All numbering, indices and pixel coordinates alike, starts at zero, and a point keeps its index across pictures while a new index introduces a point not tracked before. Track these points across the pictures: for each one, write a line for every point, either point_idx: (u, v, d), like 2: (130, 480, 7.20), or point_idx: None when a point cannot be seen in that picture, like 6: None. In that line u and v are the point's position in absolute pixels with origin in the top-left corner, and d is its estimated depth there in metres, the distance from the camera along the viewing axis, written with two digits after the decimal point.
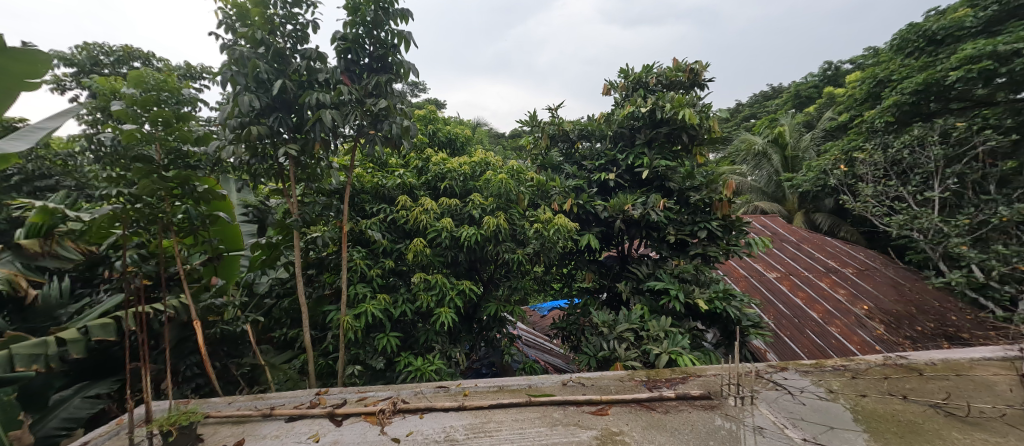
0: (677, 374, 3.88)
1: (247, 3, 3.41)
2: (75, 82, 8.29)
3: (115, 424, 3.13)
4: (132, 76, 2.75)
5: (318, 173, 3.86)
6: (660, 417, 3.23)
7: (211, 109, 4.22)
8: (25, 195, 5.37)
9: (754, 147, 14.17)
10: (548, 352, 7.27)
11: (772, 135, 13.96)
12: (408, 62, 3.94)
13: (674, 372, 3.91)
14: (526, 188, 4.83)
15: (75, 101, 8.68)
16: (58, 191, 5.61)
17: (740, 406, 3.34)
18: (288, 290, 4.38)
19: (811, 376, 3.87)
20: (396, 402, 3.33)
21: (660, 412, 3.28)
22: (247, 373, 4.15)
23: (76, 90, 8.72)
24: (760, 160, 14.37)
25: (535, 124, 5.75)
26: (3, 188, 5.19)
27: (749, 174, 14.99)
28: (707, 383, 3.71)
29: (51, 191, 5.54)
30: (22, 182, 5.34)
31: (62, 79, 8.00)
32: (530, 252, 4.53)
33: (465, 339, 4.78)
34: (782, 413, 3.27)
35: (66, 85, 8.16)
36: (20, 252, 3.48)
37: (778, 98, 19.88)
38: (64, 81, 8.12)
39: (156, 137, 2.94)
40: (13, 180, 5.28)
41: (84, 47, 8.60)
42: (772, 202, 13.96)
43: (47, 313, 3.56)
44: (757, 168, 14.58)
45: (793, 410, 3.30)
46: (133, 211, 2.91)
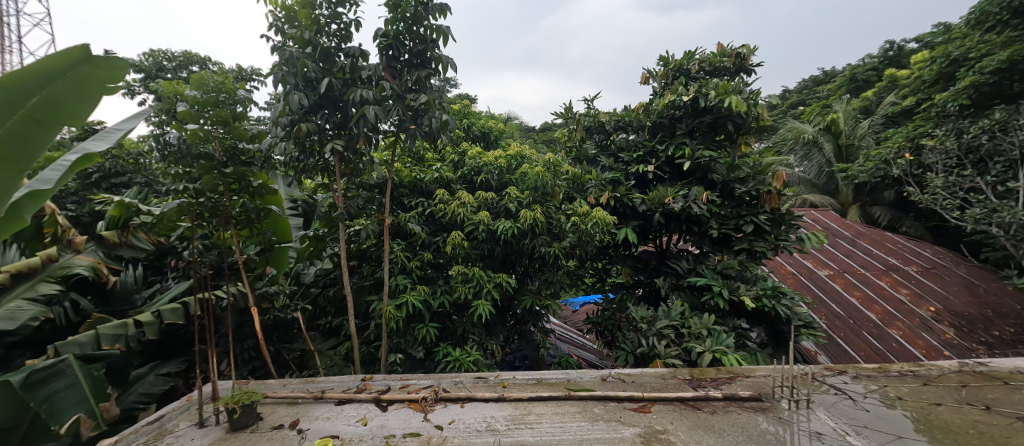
0: (723, 374, 3.80)
1: (295, 6, 3.54)
2: (144, 87, 8.97)
3: (185, 400, 3.42)
4: (193, 79, 2.93)
5: (360, 168, 3.94)
6: (707, 417, 3.15)
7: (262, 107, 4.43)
8: (102, 191, 5.85)
9: (803, 135, 13.39)
10: (582, 348, 7.01)
11: (824, 123, 13.04)
12: (445, 57, 3.98)
13: (720, 372, 3.83)
14: (562, 182, 4.78)
15: (142, 104, 9.37)
16: (131, 187, 6.06)
17: (794, 410, 3.20)
18: (332, 280, 4.54)
19: (875, 381, 3.64)
20: (438, 391, 3.45)
21: (706, 413, 3.21)
22: (297, 358, 4.35)
23: (143, 94, 9.42)
24: (810, 150, 13.55)
25: (571, 116, 5.53)
26: (85, 185, 5.65)
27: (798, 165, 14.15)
28: (756, 385, 3.60)
29: (124, 187, 6.00)
30: (101, 180, 5.81)
31: (132, 84, 8.65)
32: (566, 246, 4.47)
33: (501, 332, 4.76)
34: (843, 419, 3.09)
35: (135, 90, 8.83)
36: (102, 242, 3.80)
37: (831, 82, 18.61)
38: (134, 86, 8.79)
39: (215, 135, 3.14)
40: (92, 177, 5.75)
41: (151, 54, 9.34)
42: (823, 195, 13.21)
43: (125, 298, 3.83)
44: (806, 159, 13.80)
45: (855, 417, 3.12)
46: (196, 205, 3.12)
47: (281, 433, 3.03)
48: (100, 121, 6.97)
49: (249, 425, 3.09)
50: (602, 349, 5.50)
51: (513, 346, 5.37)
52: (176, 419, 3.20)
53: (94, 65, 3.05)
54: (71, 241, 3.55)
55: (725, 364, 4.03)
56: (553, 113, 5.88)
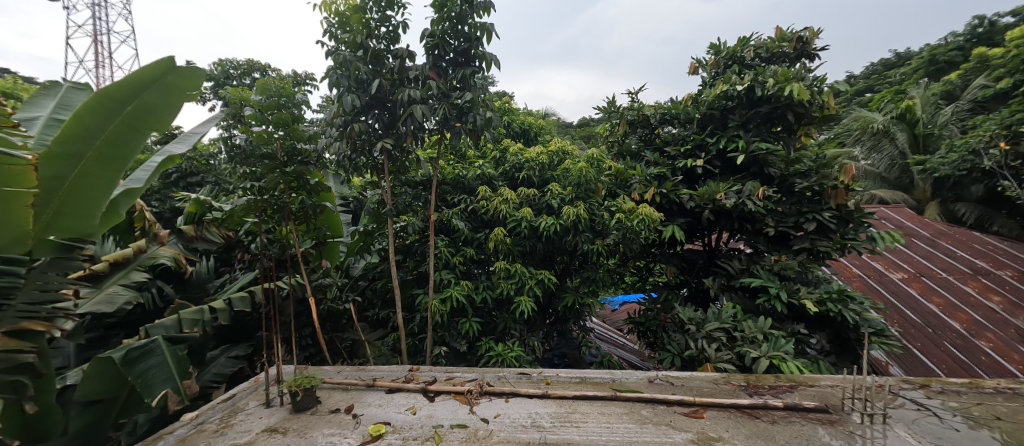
0: (783, 382, 3.64)
1: (347, 11, 3.68)
2: (214, 95, 9.79)
3: (253, 381, 3.74)
4: (259, 85, 3.20)
5: (406, 166, 4.05)
6: (767, 427, 3.00)
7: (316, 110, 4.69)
8: (180, 189, 6.44)
9: (872, 125, 12.10)
10: (623, 348, 6.72)
11: (898, 110, 11.52)
12: (490, 54, 3.99)
13: (779, 379, 3.69)
14: (606, 178, 4.67)
15: (212, 110, 10.23)
16: (203, 186, 6.62)
17: (867, 424, 2.97)
18: (379, 274, 4.71)
19: (966, 398, 3.29)
20: (483, 385, 3.56)
21: (765, 422, 3.06)
22: (348, 347, 4.57)
23: (213, 101, 10.28)
24: (880, 140, 12.24)
25: (614, 110, 5.27)
26: (166, 184, 6.25)
27: (865, 158, 12.84)
28: (821, 395, 3.42)
29: (197, 186, 6.57)
30: (178, 179, 6.40)
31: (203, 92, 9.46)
32: (610, 243, 4.36)
33: (541, 329, 4.73)
34: (926, 437, 2.82)
35: (206, 97, 9.66)
36: (181, 236, 4.16)
37: (906, 65, 16.84)
38: (205, 94, 9.60)
39: (278, 137, 3.38)
40: (172, 177, 6.35)
41: (220, 63, 10.17)
42: (896, 190, 12.01)
43: (200, 286, 4.26)
44: (875, 151, 12.50)
45: (941, 436, 2.83)
46: (261, 202, 3.37)
47: (337, 416, 3.23)
48: (177, 126, 7.67)
49: (309, 408, 3.32)
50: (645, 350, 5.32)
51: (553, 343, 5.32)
52: (246, 399, 3.51)
53: (179, 75, 3.14)
54: (156, 235, 3.96)
55: (784, 370, 3.82)
56: (595, 108, 5.69)
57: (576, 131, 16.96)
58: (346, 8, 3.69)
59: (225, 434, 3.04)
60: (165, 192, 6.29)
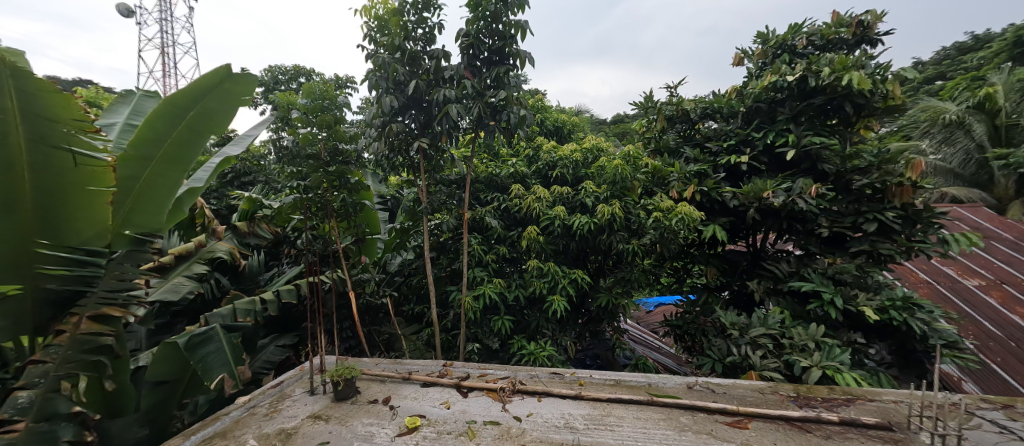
0: (837, 395, 3.41)
1: (386, 15, 3.76)
2: (264, 100, 10.41)
3: (299, 370, 3.98)
4: (305, 89, 3.41)
5: (441, 164, 4.13)
6: (819, 442, 2.83)
7: (356, 111, 4.88)
8: (234, 188, 6.90)
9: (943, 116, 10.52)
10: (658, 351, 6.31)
11: (975, 99, 10.16)
12: (524, 51, 3.96)
13: (833, 392, 3.46)
14: (643, 176, 4.53)
15: (263, 113, 10.87)
16: (255, 185, 7.06)
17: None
18: (415, 270, 4.85)
19: None
20: (516, 383, 3.59)
21: (818, 437, 2.89)
22: (386, 340, 4.74)
23: (263, 105, 10.93)
24: (953, 133, 10.70)
25: (651, 105, 5.05)
26: (223, 183, 6.73)
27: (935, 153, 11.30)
28: (882, 410, 3.18)
29: (250, 185, 7.02)
30: (233, 178, 6.86)
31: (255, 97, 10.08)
32: (646, 243, 4.24)
33: (574, 329, 4.67)
34: None
35: (257, 102, 10.29)
36: (236, 231, 4.46)
37: (986, 48, 15.15)
38: (256, 99, 10.23)
39: (321, 138, 3.54)
40: (227, 177, 6.82)
41: (270, 70, 10.78)
42: (972, 188, 10.85)
43: (252, 278, 4.59)
44: (948, 143, 10.94)
45: None
46: (307, 200, 3.54)
47: (376, 407, 3.37)
48: (232, 129, 8.22)
49: (350, 397, 3.49)
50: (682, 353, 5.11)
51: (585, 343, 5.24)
52: (293, 385, 3.74)
53: (235, 81, 3.42)
54: (214, 230, 4.25)
55: (840, 382, 3.56)
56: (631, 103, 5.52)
57: (614, 127, 16.56)
58: (385, 12, 3.77)
59: (275, 418, 3.25)
60: (221, 190, 6.76)
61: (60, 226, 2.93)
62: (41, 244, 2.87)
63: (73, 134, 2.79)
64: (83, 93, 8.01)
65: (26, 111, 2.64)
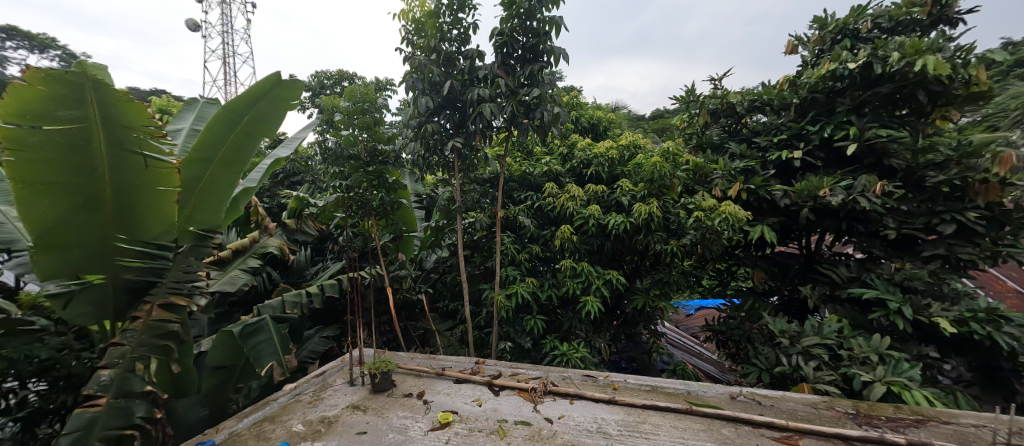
0: (904, 414, 3.10)
1: (422, 18, 3.83)
2: (312, 103, 10.97)
3: (340, 361, 4.18)
4: (347, 92, 3.52)
5: (475, 164, 4.17)
6: None
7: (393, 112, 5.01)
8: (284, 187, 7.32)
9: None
10: (699, 357, 5.90)
11: None
12: (558, 48, 3.89)
13: (900, 411, 3.15)
14: (684, 173, 4.33)
15: (310, 116, 11.45)
16: (303, 184, 7.46)
17: None
18: (449, 267, 4.92)
19: None
20: (547, 384, 3.57)
21: None
22: (421, 335, 4.86)
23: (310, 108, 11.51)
24: None
25: (693, 99, 4.80)
26: (274, 182, 7.16)
27: None
28: (959, 435, 2.86)
29: (298, 183, 7.42)
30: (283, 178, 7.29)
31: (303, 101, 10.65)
32: (686, 244, 4.07)
33: (608, 330, 4.57)
34: None
35: (305, 106, 10.86)
36: (285, 229, 4.75)
37: None
38: (304, 103, 10.80)
39: (361, 140, 3.67)
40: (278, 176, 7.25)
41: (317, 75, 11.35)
42: None
43: (299, 272, 4.88)
44: None
45: None
46: (349, 199, 3.70)
47: (410, 401, 3.48)
48: (283, 132, 8.74)
49: (386, 389, 3.62)
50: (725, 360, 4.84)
51: (620, 345, 5.10)
52: (335, 376, 3.94)
53: (285, 87, 3.63)
54: (265, 227, 4.53)
55: (908, 401, 3.22)
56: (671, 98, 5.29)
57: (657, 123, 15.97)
58: (421, 15, 3.83)
59: (318, 406, 3.44)
60: (274, 189, 7.21)
61: (136, 223, 3.25)
62: (120, 239, 3.18)
63: (143, 139, 3.07)
64: (156, 101, 8.81)
65: (105, 119, 2.93)
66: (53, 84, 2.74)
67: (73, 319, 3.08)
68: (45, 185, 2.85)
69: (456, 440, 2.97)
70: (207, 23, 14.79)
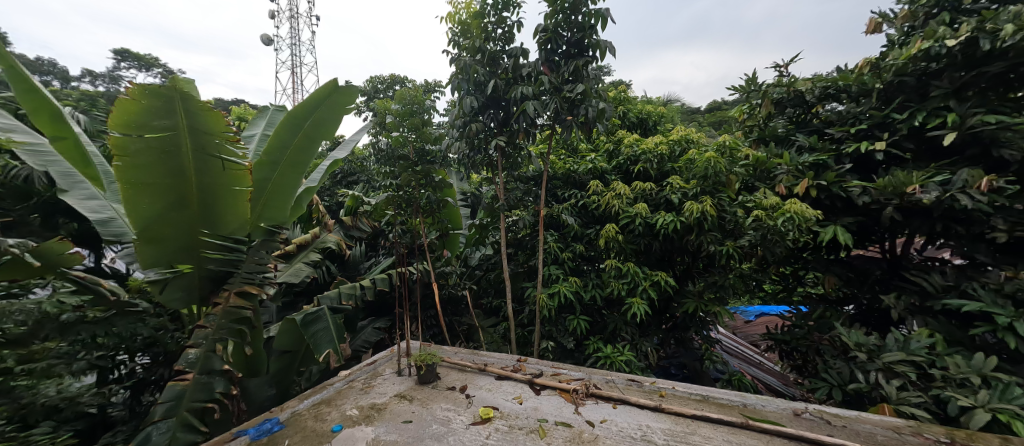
0: None
1: (468, 19, 3.90)
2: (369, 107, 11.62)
3: (389, 352, 4.39)
4: (398, 95, 3.65)
5: (518, 162, 4.19)
6: None
7: (441, 113, 5.16)
8: (344, 186, 7.81)
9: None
10: (759, 367, 5.38)
11: None
12: (604, 41, 3.78)
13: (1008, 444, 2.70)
14: (742, 169, 4.01)
15: (367, 119, 12.12)
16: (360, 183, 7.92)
17: None
18: (494, 265, 4.98)
19: None
20: (590, 386, 3.50)
21: None
22: (466, 330, 4.97)
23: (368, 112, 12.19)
24: None
25: (754, 89, 4.44)
26: (336, 182, 7.67)
27: None
28: None
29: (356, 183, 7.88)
30: (343, 178, 7.78)
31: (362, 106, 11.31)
32: (744, 245, 3.80)
33: (656, 334, 4.38)
34: None
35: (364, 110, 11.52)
36: (343, 225, 5.07)
37: None
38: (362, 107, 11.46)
39: (409, 140, 3.82)
40: (339, 176, 7.75)
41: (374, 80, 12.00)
42: None
43: (355, 267, 5.20)
44: None
45: None
46: (398, 197, 3.85)
47: (453, 394, 3.57)
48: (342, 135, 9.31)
49: (431, 382, 3.75)
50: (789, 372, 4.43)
51: (669, 350, 4.87)
52: (385, 366, 4.15)
53: (341, 93, 3.88)
54: (325, 223, 4.87)
55: (1019, 432, 2.75)
56: (729, 88, 4.93)
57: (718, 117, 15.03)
58: (467, 16, 3.90)
59: (369, 393, 3.65)
60: (334, 189, 7.71)
61: (217, 219, 3.63)
62: (204, 234, 3.57)
63: (222, 144, 3.42)
64: (236, 110, 9.77)
65: (192, 128, 3.30)
66: (151, 98, 3.11)
67: (167, 303, 3.51)
68: (145, 185, 3.26)
69: (496, 436, 3.00)
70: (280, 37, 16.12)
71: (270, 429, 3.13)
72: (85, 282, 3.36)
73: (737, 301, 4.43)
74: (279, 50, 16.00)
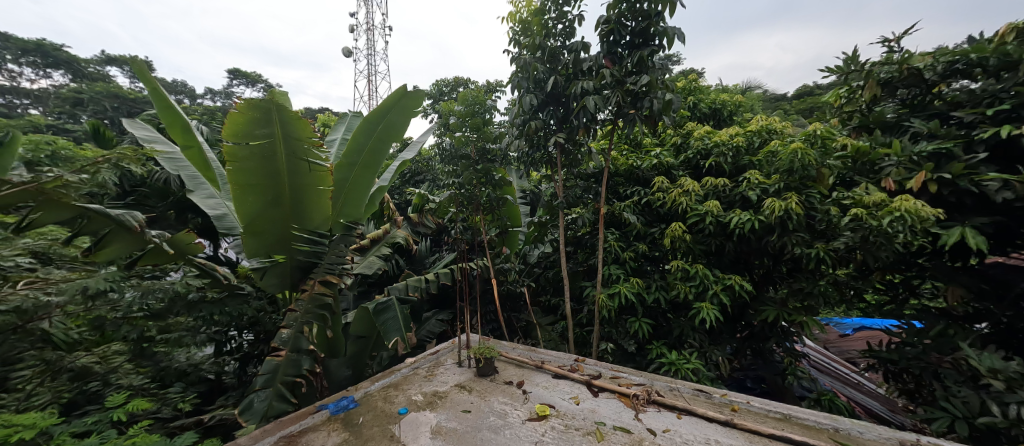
0: None
1: (529, 17, 3.89)
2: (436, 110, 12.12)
3: (450, 343, 4.59)
4: (460, 96, 3.77)
5: (578, 159, 4.12)
6: None
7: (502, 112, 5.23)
8: (415, 185, 8.26)
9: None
10: (858, 389, 4.68)
11: None
12: (672, 28, 3.55)
13: None
14: (837, 162, 3.50)
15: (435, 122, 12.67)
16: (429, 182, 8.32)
17: None
18: (553, 263, 4.93)
19: None
20: (651, 393, 3.33)
21: None
22: (525, 326, 5.01)
23: None
24: None
25: (854, 69, 3.86)
26: (408, 181, 8.13)
27: None
28: None
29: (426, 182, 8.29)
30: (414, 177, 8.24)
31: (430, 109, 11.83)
32: (837, 248, 3.34)
33: (728, 343, 4.04)
34: None
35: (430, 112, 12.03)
36: (410, 221, 5.39)
37: None
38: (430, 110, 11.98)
39: (471, 140, 3.93)
40: (410, 176, 8.22)
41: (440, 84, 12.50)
42: None
43: (420, 261, 5.51)
44: None
45: None
46: (460, 195, 3.99)
47: (510, 388, 3.63)
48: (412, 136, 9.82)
49: (489, 375, 3.85)
50: (895, 398, 3.80)
51: (744, 362, 4.45)
52: (447, 356, 4.35)
53: (409, 97, 4.15)
54: (395, 220, 5.21)
55: None
56: (822, 70, 4.34)
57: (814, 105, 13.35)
58: (528, 14, 3.90)
59: (432, 381, 3.85)
60: (403, 187, 8.16)
61: (305, 215, 4.08)
62: (295, 228, 4.01)
63: (310, 149, 3.83)
64: (321, 117, 10.75)
65: (286, 135, 3.73)
66: (254, 110, 3.57)
67: (266, 288, 4.01)
68: (249, 187, 3.74)
69: (551, 434, 3.00)
70: (359, 48, 17.43)
71: (346, 406, 3.45)
72: (205, 268, 3.81)
73: (829, 311, 3.89)
74: (359, 60, 17.27)
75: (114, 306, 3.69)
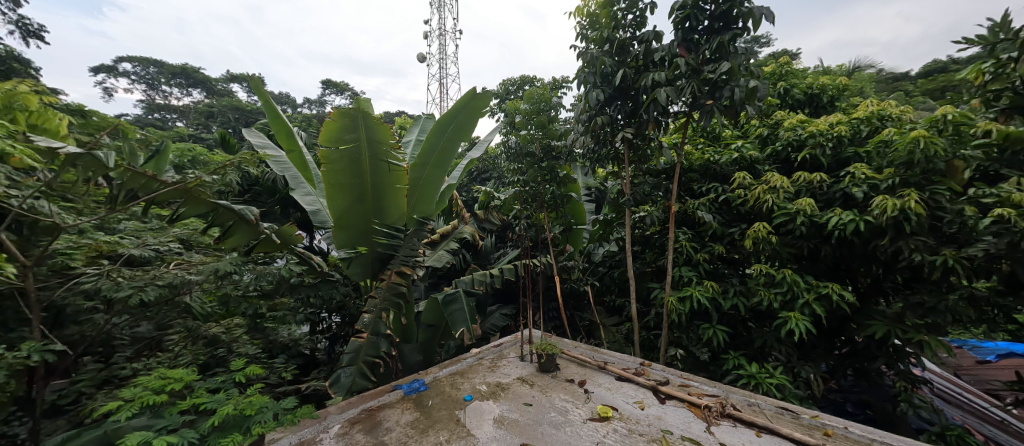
0: None
1: (597, 9, 3.75)
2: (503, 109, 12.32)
3: (514, 337, 4.69)
4: (526, 94, 3.75)
5: (647, 154, 3.91)
6: None
7: (568, 108, 5.14)
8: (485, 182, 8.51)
9: None
10: (999, 427, 3.83)
11: None
12: (758, 8, 3.19)
13: None
14: (975, 152, 2.87)
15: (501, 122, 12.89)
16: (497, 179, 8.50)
17: None
18: (618, 262, 4.75)
19: None
20: (726, 406, 3.08)
21: None
22: (589, 326, 4.92)
23: None
24: None
25: (1003, 39, 3.14)
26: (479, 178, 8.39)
27: None
28: None
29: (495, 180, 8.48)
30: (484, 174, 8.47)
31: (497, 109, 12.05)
32: (973, 256, 2.75)
33: (821, 360, 3.56)
34: None
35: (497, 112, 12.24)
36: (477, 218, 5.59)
37: None
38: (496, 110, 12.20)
39: (536, 137, 3.92)
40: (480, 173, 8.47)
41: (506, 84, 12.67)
42: None
43: (486, 256, 5.72)
44: None
45: None
46: (525, 193, 4.01)
47: (572, 386, 3.61)
48: None
49: (551, 371, 3.85)
50: None
51: (842, 382, 3.89)
52: (510, 349, 4.46)
53: (478, 98, 4.28)
54: (462, 216, 5.44)
55: None
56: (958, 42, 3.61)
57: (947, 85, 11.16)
58: (596, 6, 3.76)
59: (495, 372, 3.97)
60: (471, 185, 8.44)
61: (384, 211, 4.43)
62: (375, 223, 4.39)
63: (389, 151, 4.15)
64: (398, 121, 11.49)
65: (369, 139, 4.07)
66: (343, 118, 3.94)
67: (352, 276, 4.43)
68: (338, 185, 4.16)
69: (614, 437, 2.92)
70: (434, 53, 18.26)
71: (418, 388, 3.71)
72: (304, 256, 4.37)
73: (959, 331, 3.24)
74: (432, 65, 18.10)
75: (236, 286, 4.37)
